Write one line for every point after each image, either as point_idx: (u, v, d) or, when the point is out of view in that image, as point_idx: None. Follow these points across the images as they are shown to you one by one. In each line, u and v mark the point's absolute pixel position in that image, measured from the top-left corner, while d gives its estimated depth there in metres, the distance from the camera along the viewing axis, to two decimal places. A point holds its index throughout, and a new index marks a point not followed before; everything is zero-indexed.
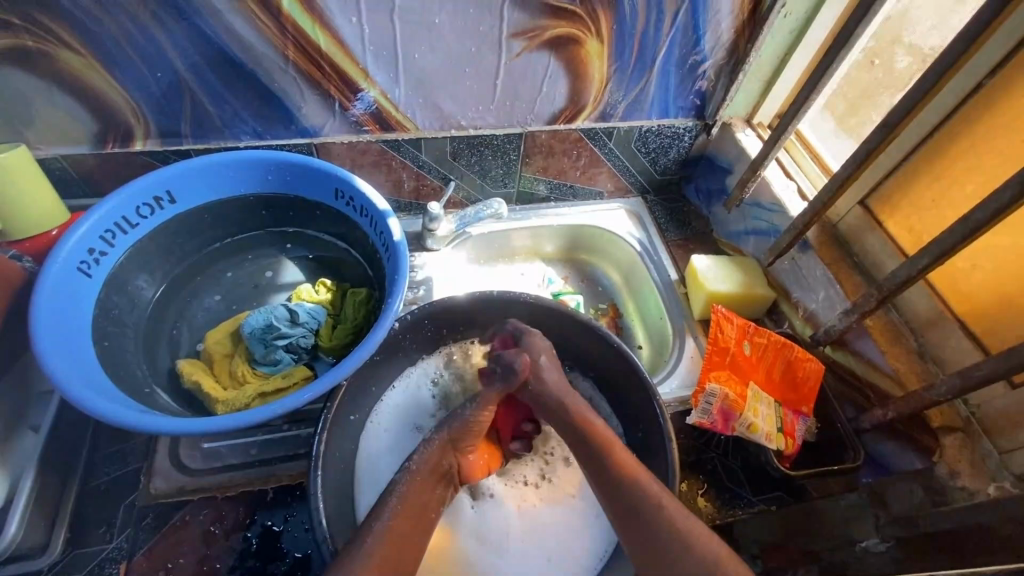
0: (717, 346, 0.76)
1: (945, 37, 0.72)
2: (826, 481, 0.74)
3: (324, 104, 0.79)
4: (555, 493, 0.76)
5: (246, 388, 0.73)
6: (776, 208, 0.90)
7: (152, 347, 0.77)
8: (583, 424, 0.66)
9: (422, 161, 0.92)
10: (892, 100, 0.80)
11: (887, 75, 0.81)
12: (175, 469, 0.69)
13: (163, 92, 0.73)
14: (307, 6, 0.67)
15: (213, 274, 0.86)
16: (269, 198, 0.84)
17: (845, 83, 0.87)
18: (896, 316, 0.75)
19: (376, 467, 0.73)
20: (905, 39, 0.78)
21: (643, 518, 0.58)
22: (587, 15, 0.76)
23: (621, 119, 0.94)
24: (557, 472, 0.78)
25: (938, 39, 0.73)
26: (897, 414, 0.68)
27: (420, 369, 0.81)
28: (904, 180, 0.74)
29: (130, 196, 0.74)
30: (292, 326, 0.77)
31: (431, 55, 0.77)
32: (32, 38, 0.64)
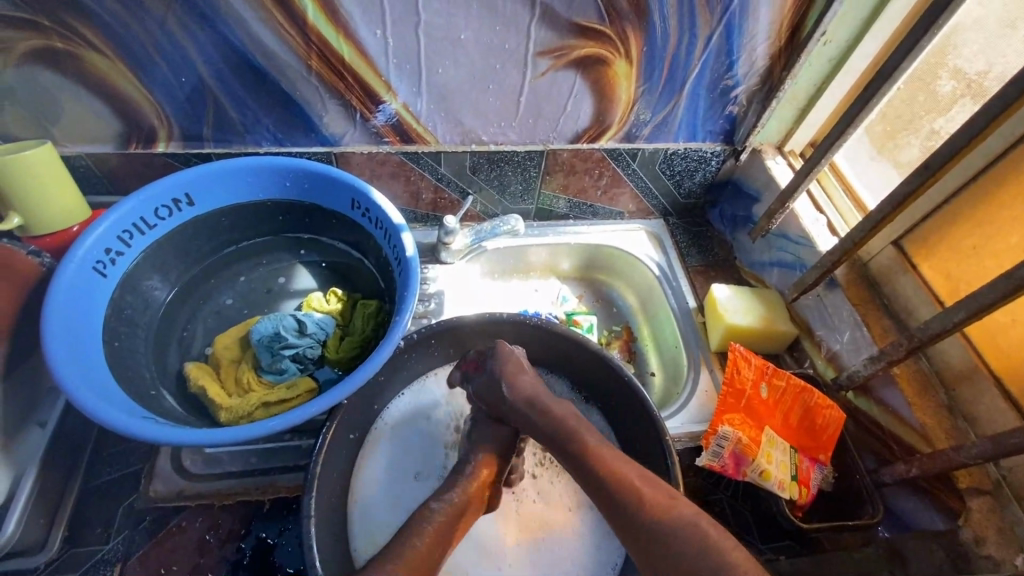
0: (733, 387, 0.72)
1: (992, 62, 0.67)
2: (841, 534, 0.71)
3: (345, 114, 0.79)
4: (554, 515, 0.73)
5: (250, 396, 0.72)
6: (803, 241, 0.87)
7: (162, 350, 0.77)
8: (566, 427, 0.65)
9: (441, 173, 0.91)
10: (933, 126, 0.76)
11: (930, 99, 0.76)
12: (176, 473, 0.69)
13: (187, 96, 0.73)
14: (332, 17, 0.66)
15: (226, 278, 0.86)
16: (286, 204, 0.84)
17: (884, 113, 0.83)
18: (926, 365, 0.72)
19: (373, 486, 0.72)
20: (951, 63, 0.72)
21: (631, 510, 0.56)
22: (616, 36, 0.74)
23: (646, 140, 0.92)
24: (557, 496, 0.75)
25: (984, 64, 0.68)
26: (921, 472, 0.64)
27: (420, 390, 0.80)
28: (942, 224, 0.70)
29: (149, 198, 0.74)
30: (299, 336, 0.77)
31: (454, 70, 0.75)
32: (60, 39, 0.65)
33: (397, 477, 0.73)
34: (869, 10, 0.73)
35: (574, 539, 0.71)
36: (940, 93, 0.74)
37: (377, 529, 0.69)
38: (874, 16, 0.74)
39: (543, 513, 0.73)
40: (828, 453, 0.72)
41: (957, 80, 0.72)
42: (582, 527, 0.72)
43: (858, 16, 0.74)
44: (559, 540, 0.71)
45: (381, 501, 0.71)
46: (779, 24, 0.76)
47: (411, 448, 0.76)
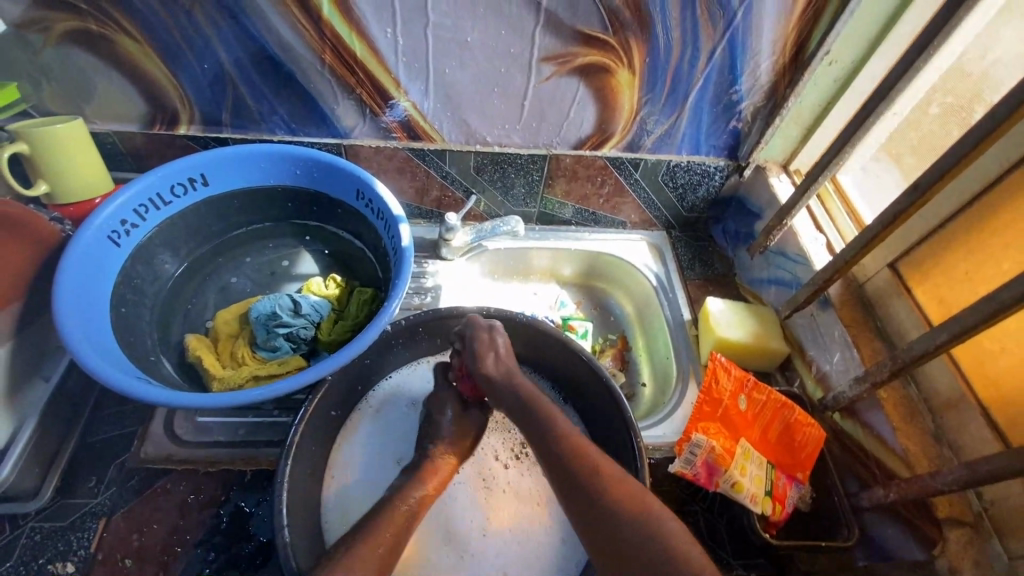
0: (709, 396, 0.72)
1: None
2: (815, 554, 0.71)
3: (357, 109, 0.82)
4: (523, 504, 0.73)
5: (242, 369, 0.76)
6: (800, 259, 0.86)
7: (167, 320, 0.81)
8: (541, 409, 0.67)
9: (446, 172, 0.94)
10: None
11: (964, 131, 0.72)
12: (166, 437, 0.72)
13: (209, 82, 0.77)
14: (345, 14, 0.70)
15: (233, 257, 0.90)
16: (295, 191, 0.88)
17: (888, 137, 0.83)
18: (914, 392, 0.71)
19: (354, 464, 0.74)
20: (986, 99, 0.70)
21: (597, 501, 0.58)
22: (619, 46, 0.76)
23: (649, 151, 0.93)
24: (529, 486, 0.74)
25: None
26: (900, 497, 0.63)
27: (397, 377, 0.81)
28: (937, 247, 0.69)
29: (165, 176, 0.79)
30: (294, 316, 0.80)
31: (461, 71, 0.78)
32: (95, 23, 0.70)
33: (376, 457, 0.75)
34: (873, 31, 0.73)
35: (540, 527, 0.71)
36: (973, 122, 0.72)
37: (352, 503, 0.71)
38: (879, 38, 0.74)
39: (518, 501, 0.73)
40: (807, 473, 0.70)
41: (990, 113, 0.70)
42: (552, 517, 0.72)
43: (862, 38, 0.74)
44: (531, 530, 0.71)
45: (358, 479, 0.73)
46: (784, 42, 0.77)
47: (393, 428, 0.77)
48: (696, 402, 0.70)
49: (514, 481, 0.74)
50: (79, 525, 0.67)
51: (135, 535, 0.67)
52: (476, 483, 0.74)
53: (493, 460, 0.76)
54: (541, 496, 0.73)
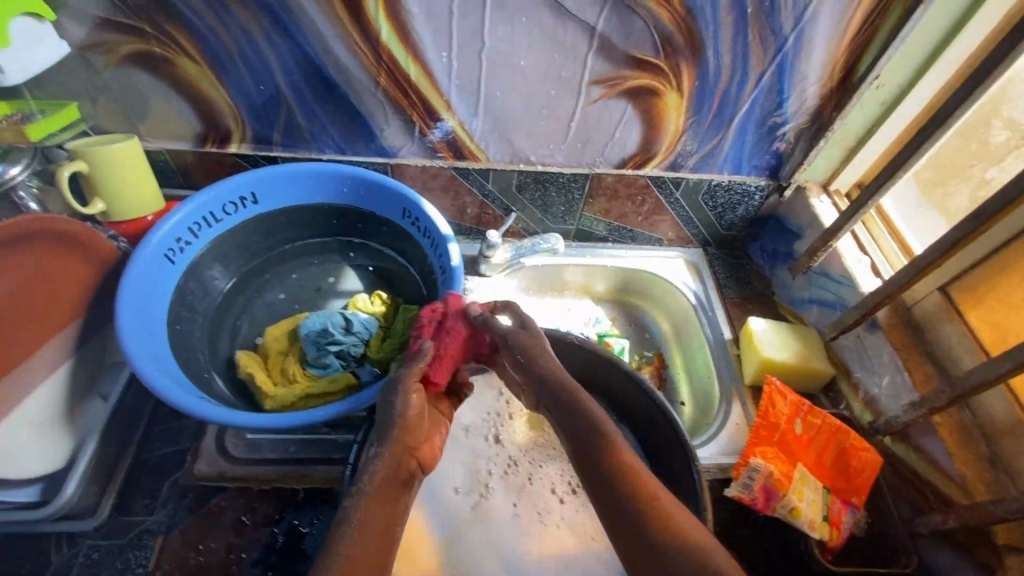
0: (767, 420, 0.72)
1: None
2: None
3: (405, 129, 0.83)
4: (576, 538, 0.71)
5: (295, 387, 0.76)
6: (845, 280, 0.86)
7: (217, 337, 0.82)
8: (573, 404, 0.56)
9: (488, 190, 0.94)
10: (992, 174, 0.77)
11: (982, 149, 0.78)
12: (219, 456, 0.73)
13: (263, 103, 0.78)
14: (403, 37, 0.71)
15: (278, 274, 0.90)
16: (342, 209, 0.89)
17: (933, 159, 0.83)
18: (968, 417, 0.70)
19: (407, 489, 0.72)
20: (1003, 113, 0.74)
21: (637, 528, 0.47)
22: (670, 69, 0.76)
23: (691, 171, 0.94)
24: (580, 522, 0.72)
25: None
26: (959, 523, 0.63)
27: None
28: (993, 273, 0.70)
29: (218, 195, 0.80)
30: (345, 334, 0.80)
31: (511, 94, 0.79)
32: (158, 45, 0.71)
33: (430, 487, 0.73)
34: (924, 56, 0.74)
35: (593, 560, 0.69)
36: (991, 142, 0.77)
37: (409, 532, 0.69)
38: (929, 61, 0.74)
39: (572, 538, 0.71)
40: (863, 500, 0.70)
41: (1011, 129, 0.74)
42: (609, 551, 0.70)
43: (912, 62, 0.75)
44: (583, 564, 0.68)
45: (416, 507, 0.71)
46: (833, 64, 0.77)
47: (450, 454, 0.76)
48: (755, 426, 0.71)
49: (569, 517, 0.73)
50: (136, 543, 0.68)
51: (192, 554, 0.67)
52: (529, 518, 0.72)
53: (550, 492, 0.75)
54: (596, 531, 0.71)
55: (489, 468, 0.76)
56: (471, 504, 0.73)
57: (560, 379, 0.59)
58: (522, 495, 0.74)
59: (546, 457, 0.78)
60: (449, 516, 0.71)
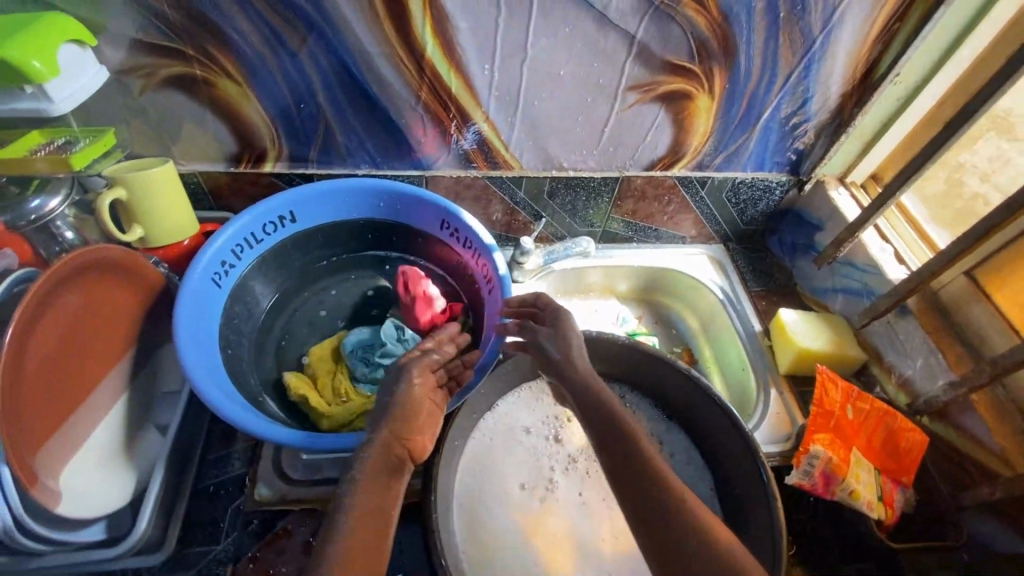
0: (822, 408, 0.76)
1: None
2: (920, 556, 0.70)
3: (442, 141, 0.84)
4: None
5: (349, 404, 0.75)
6: (871, 269, 0.90)
7: (263, 359, 0.81)
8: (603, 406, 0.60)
9: (519, 198, 0.95)
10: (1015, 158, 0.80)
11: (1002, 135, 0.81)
12: (279, 478, 0.72)
13: (301, 121, 0.78)
14: (447, 52, 0.71)
15: (316, 291, 0.90)
16: (378, 222, 0.89)
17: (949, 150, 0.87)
18: (1003, 394, 0.73)
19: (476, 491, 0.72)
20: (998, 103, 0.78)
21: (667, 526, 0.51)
22: (703, 73, 0.79)
23: (716, 170, 0.96)
24: None
25: None
26: (1006, 494, 0.67)
27: (507, 403, 0.80)
28: (1020, 254, 0.74)
29: (259, 215, 0.79)
30: (397, 343, 0.80)
31: (550, 103, 0.80)
32: (199, 67, 0.70)
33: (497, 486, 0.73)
34: (941, 54, 0.78)
35: None
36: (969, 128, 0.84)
37: (483, 534, 0.69)
38: (946, 58, 0.78)
39: None
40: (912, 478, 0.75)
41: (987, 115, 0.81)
42: None
43: (930, 59, 0.79)
44: None
45: (486, 512, 0.71)
46: (855, 63, 0.80)
47: (509, 453, 0.76)
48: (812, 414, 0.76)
49: None
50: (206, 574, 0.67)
51: None
52: (598, 504, 0.75)
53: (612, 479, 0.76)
54: None
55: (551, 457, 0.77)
56: (538, 497, 0.74)
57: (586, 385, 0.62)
58: (586, 483, 0.76)
59: None
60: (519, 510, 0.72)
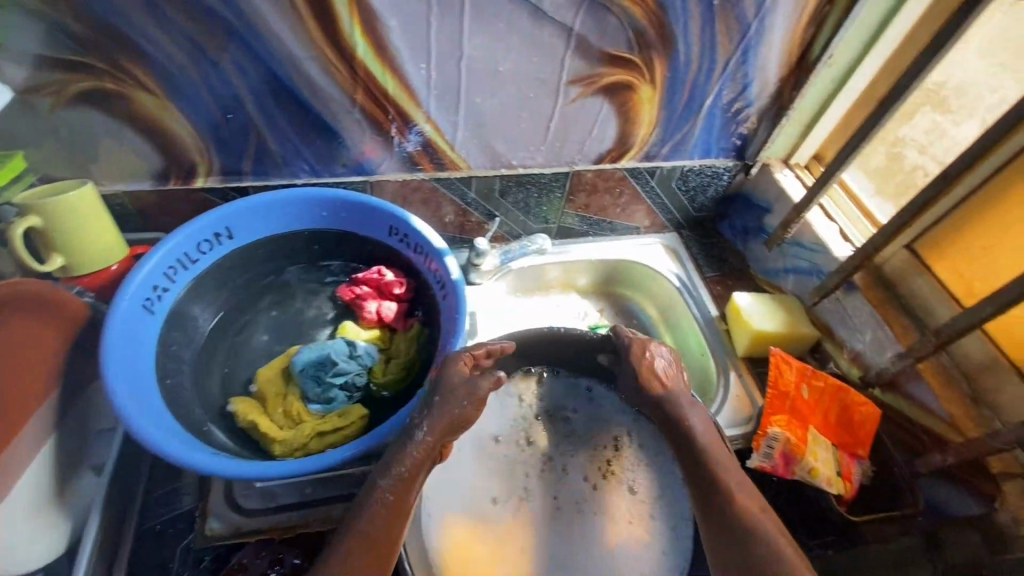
0: (778, 390, 0.78)
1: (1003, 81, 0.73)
2: (880, 526, 0.73)
3: (383, 144, 0.81)
4: (616, 522, 0.71)
5: (303, 426, 0.72)
6: (817, 248, 0.92)
7: (208, 386, 0.77)
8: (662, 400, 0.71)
9: (470, 198, 0.93)
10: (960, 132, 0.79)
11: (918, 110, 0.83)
12: (232, 510, 0.70)
13: (230, 132, 0.74)
14: (379, 52, 0.68)
15: (260, 310, 0.85)
16: (321, 232, 0.85)
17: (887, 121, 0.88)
18: (948, 360, 0.76)
19: (451, 509, 0.70)
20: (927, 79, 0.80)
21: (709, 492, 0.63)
22: (644, 63, 0.78)
23: (664, 159, 0.96)
24: (619, 503, 0.73)
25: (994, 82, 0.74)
26: (958, 459, 0.70)
27: (496, 409, 0.79)
28: (955, 227, 0.76)
29: (192, 234, 0.75)
30: (349, 360, 0.77)
31: (492, 100, 0.78)
32: (112, 81, 0.65)
33: (474, 502, 0.72)
34: (870, 34, 0.80)
35: (636, 541, 0.70)
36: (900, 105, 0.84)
37: (456, 551, 0.67)
38: (875, 38, 0.80)
39: (612, 523, 0.71)
40: (866, 450, 0.77)
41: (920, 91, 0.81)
42: (650, 531, 0.70)
43: (860, 41, 0.81)
44: (630, 547, 0.69)
45: (461, 528, 0.69)
46: (790, 48, 0.81)
47: (490, 465, 0.75)
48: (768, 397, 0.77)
49: (607, 501, 0.73)
50: None
51: None
52: (569, 506, 0.73)
53: (584, 479, 0.75)
54: (635, 512, 0.72)
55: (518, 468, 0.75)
56: (508, 512, 0.72)
57: (675, 405, 0.70)
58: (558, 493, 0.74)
59: (575, 444, 0.77)
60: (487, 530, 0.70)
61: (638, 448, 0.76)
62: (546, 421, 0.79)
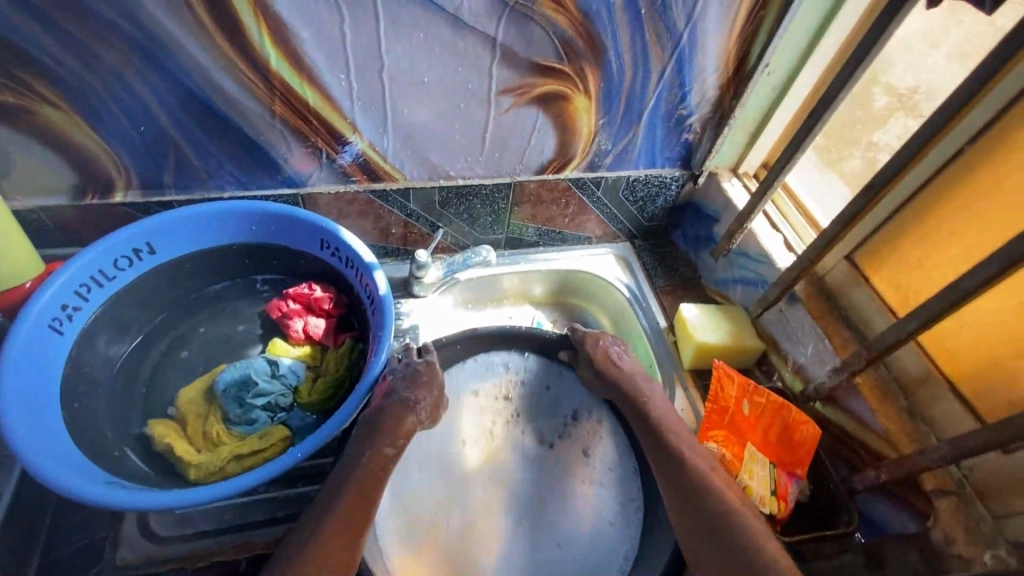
0: (717, 405, 0.81)
1: None
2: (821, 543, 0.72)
3: (312, 156, 0.78)
4: (568, 479, 0.80)
5: (220, 450, 0.70)
6: (762, 259, 0.91)
7: (126, 408, 0.74)
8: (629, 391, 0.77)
9: (410, 210, 0.91)
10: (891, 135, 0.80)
11: (866, 113, 0.83)
12: (143, 537, 0.68)
13: (147, 145, 0.72)
14: (292, 61, 0.66)
15: (187, 327, 0.82)
16: (252, 247, 0.83)
17: (833, 125, 0.86)
18: (885, 372, 0.75)
19: (427, 462, 0.78)
20: (883, 79, 0.79)
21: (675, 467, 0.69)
22: (575, 73, 0.77)
23: (609, 169, 0.95)
24: (573, 462, 0.81)
25: None
26: (890, 476, 0.68)
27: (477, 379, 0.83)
28: (888, 239, 0.74)
29: (108, 250, 0.73)
30: (271, 380, 0.75)
31: (419, 111, 0.76)
32: (12, 95, 0.63)
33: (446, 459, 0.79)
34: (806, 41, 0.78)
35: (581, 500, 0.78)
36: (875, 107, 0.82)
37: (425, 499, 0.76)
38: (812, 45, 0.78)
39: (565, 479, 0.80)
40: (805, 469, 0.76)
41: (890, 94, 0.79)
42: (596, 492, 0.79)
43: (796, 48, 0.79)
44: (577, 503, 0.78)
45: (432, 479, 0.77)
46: (727, 56, 0.80)
47: (464, 425, 0.81)
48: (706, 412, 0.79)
49: (559, 460, 0.81)
50: None
51: None
52: (528, 464, 0.81)
53: (544, 441, 0.82)
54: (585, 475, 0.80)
55: (483, 444, 0.81)
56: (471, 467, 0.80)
57: (634, 385, 0.77)
58: (513, 469, 0.81)
59: (540, 407, 0.83)
60: (443, 499, 0.77)
61: (597, 427, 0.82)
62: (518, 388, 0.84)
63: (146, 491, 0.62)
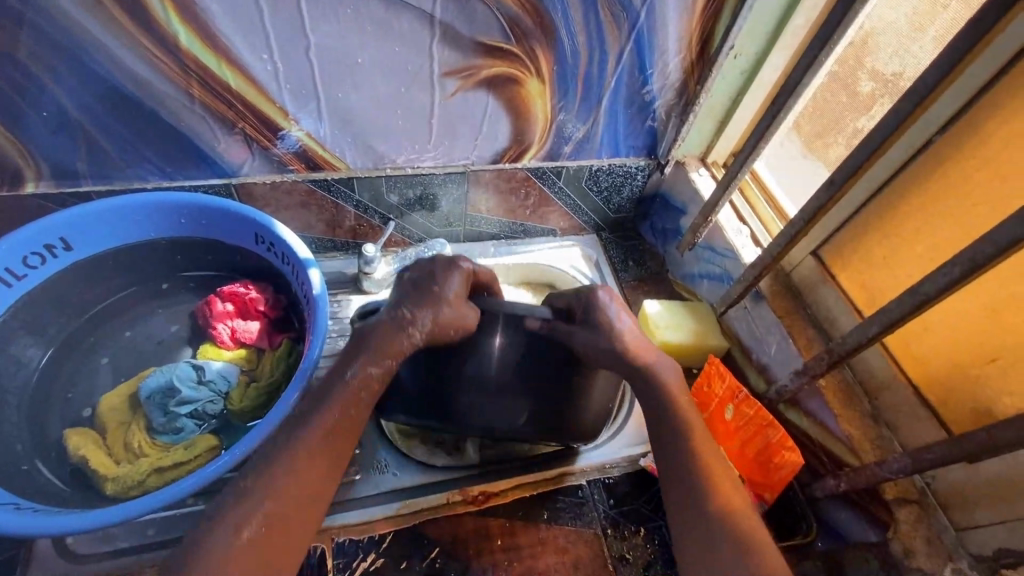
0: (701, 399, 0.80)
1: (915, 66, 0.66)
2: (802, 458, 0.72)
3: (242, 144, 0.72)
4: None
5: (140, 462, 0.65)
6: (728, 253, 0.87)
7: (42, 416, 0.69)
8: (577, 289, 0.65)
9: (357, 201, 0.85)
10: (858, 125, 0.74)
11: (851, 99, 0.74)
12: (59, 555, 0.64)
13: (51, 132, 0.66)
14: (208, 42, 0.61)
15: (112, 330, 0.77)
16: (182, 241, 0.77)
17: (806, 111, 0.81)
18: (850, 375, 0.71)
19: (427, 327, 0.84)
20: (868, 65, 0.71)
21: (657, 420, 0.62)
22: (525, 54, 0.71)
23: (570, 158, 0.89)
24: None
25: (904, 68, 0.66)
26: (849, 486, 0.64)
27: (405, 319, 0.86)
28: (854, 235, 0.70)
29: (14, 247, 0.67)
30: (196, 387, 0.70)
31: (356, 95, 0.70)
32: None
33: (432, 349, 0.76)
34: (772, 23, 0.73)
35: None
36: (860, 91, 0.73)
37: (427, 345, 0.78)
38: (779, 28, 0.73)
39: None
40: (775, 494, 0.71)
41: (875, 79, 0.70)
42: None
43: (763, 31, 0.74)
44: None
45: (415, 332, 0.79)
46: (688, 38, 0.75)
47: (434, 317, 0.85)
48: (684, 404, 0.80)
49: None
50: None
51: None
52: None
53: None
54: None
55: None
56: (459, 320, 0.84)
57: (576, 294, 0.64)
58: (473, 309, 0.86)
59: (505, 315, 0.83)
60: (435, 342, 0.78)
61: None
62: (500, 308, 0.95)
63: (48, 515, 0.57)
